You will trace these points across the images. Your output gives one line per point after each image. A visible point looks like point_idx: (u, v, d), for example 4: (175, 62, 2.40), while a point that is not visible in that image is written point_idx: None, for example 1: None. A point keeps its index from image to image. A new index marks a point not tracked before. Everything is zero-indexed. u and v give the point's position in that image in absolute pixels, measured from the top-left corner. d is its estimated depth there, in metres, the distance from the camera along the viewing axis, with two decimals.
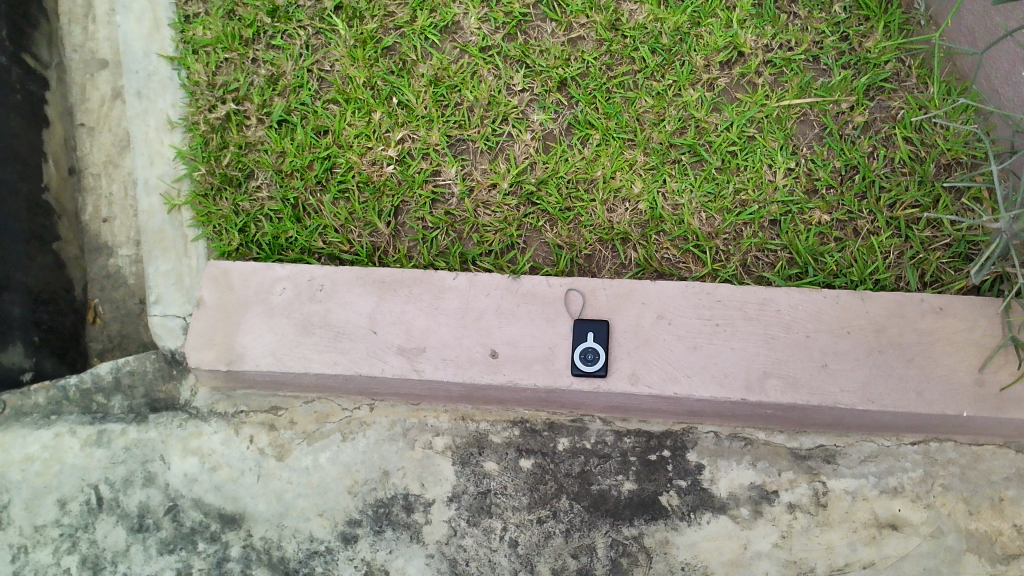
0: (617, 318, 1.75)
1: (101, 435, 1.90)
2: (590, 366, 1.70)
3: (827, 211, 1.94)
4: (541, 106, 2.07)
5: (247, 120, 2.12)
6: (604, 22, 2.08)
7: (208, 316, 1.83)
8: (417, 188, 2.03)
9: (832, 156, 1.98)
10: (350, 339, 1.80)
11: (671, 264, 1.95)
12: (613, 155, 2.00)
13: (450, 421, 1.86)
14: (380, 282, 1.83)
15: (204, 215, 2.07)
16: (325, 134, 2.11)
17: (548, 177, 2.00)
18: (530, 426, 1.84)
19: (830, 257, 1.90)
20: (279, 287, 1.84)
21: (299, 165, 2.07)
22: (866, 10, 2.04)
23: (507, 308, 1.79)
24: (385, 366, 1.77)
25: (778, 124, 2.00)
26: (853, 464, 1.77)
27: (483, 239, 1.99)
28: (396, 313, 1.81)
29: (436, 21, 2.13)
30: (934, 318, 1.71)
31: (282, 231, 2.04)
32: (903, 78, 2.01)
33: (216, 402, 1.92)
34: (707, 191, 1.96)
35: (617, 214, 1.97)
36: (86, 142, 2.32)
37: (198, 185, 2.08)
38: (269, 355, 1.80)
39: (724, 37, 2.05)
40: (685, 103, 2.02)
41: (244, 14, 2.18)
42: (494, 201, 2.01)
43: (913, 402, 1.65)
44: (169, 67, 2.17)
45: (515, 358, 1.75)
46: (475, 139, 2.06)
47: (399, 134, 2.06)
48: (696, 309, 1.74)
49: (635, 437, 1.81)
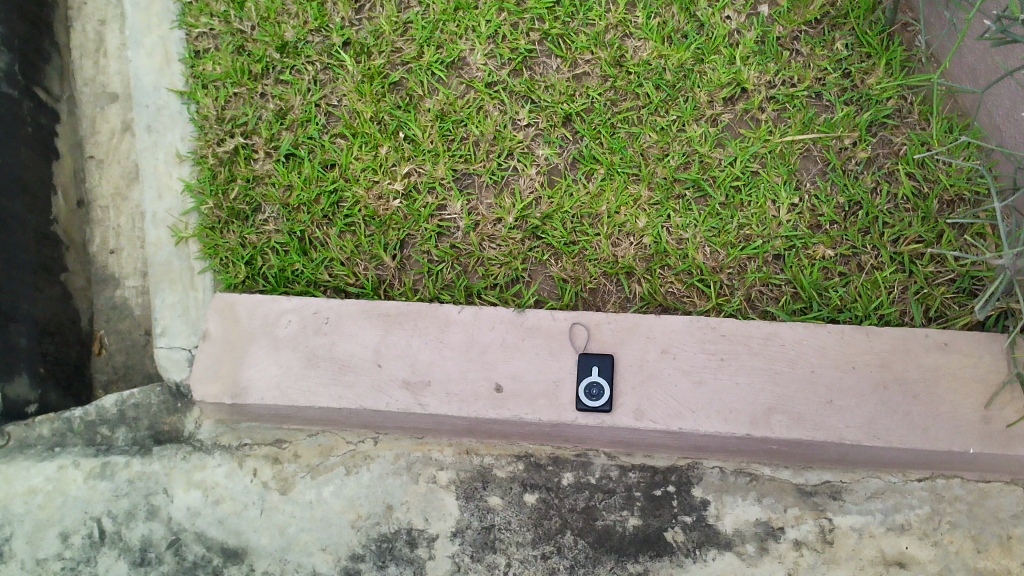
0: (621, 353, 1.75)
1: (104, 468, 1.90)
2: (594, 402, 1.70)
3: (831, 246, 1.94)
4: (546, 141, 2.09)
5: (255, 154, 2.15)
6: (609, 58, 2.11)
7: (213, 348, 1.84)
8: (423, 222, 2.05)
9: (835, 192, 1.99)
10: (355, 371, 1.80)
11: (676, 298, 1.95)
12: (617, 190, 2.01)
13: (454, 455, 1.85)
14: (385, 315, 1.84)
15: (210, 248, 2.09)
16: (332, 168, 2.13)
17: (553, 212, 2.01)
18: (535, 460, 1.83)
19: (835, 291, 1.90)
20: (284, 320, 1.85)
21: (306, 199, 2.09)
22: (868, 47, 2.07)
23: (511, 342, 1.79)
24: (389, 401, 1.77)
25: (781, 159, 2.01)
26: (859, 500, 1.76)
27: (488, 272, 2.00)
28: (401, 346, 1.81)
29: (443, 56, 2.16)
30: (939, 353, 1.70)
31: (288, 264, 2.05)
32: (905, 114, 2.03)
33: (220, 434, 1.92)
34: (710, 226, 1.97)
35: (621, 249, 1.98)
36: (95, 174, 2.35)
37: (205, 219, 2.11)
38: (274, 388, 1.80)
39: (728, 73, 2.08)
40: (689, 138, 2.04)
41: (253, 49, 2.22)
42: (499, 235, 2.02)
43: (920, 438, 1.64)
44: (178, 101, 2.20)
45: (520, 392, 1.75)
46: (480, 173, 2.08)
47: (405, 168, 2.08)
48: (700, 344, 1.75)
49: (640, 472, 1.81)
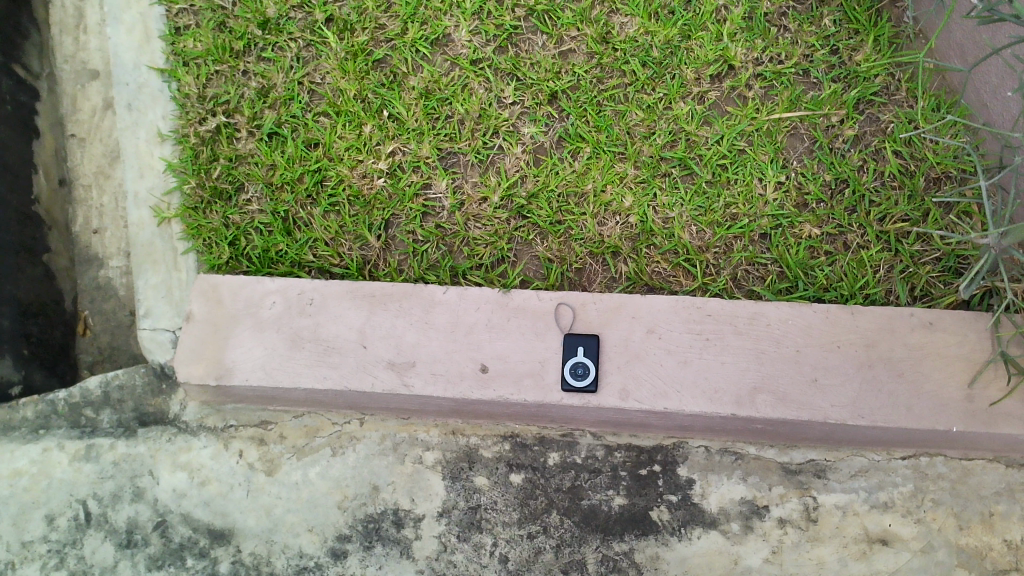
0: (607, 333, 1.75)
1: (89, 450, 1.90)
2: (580, 382, 1.70)
3: (818, 225, 1.92)
4: (531, 119, 2.07)
5: (237, 133, 2.13)
6: (594, 34, 2.09)
7: (197, 330, 1.86)
8: (408, 202, 2.03)
9: (822, 170, 1.96)
10: (339, 353, 1.81)
11: (663, 278, 1.93)
12: (603, 169, 1.99)
13: (440, 435, 1.85)
14: (369, 296, 1.85)
15: (194, 228, 2.07)
16: (316, 147, 2.12)
17: (539, 191, 2.00)
18: (520, 440, 1.83)
19: (821, 270, 1.88)
20: (268, 301, 1.87)
21: (289, 178, 2.07)
22: (856, 24, 2.05)
23: (496, 322, 1.79)
24: (375, 381, 1.77)
25: (768, 137, 1.99)
26: (844, 479, 1.76)
27: (473, 252, 1.98)
28: (386, 327, 1.82)
29: (427, 33, 2.13)
30: (924, 332, 1.70)
31: (272, 244, 2.03)
32: (893, 91, 2.01)
33: (205, 417, 1.92)
34: (697, 205, 1.95)
35: (607, 228, 1.96)
36: (76, 152, 2.32)
37: (188, 199, 2.09)
38: (259, 370, 1.82)
39: (714, 50, 2.05)
40: (676, 116, 2.02)
41: (234, 26, 2.19)
42: (485, 214, 2.00)
43: (903, 417, 1.64)
44: (159, 79, 2.18)
45: (505, 373, 1.75)
46: (466, 151, 2.06)
47: (389, 147, 2.07)
48: (686, 324, 1.74)
49: (626, 451, 1.80)
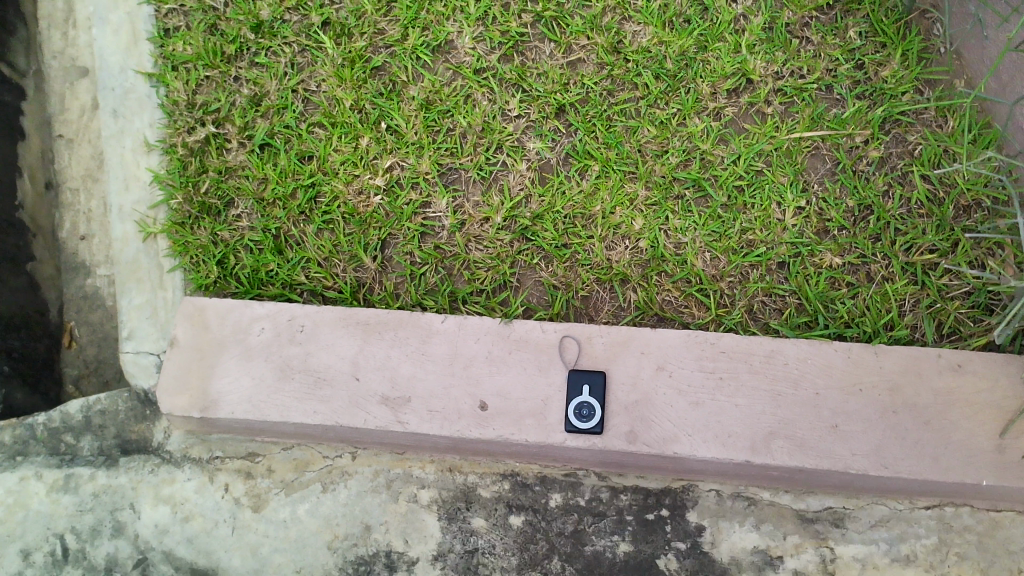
0: (614, 369, 1.65)
1: (68, 480, 1.81)
2: (585, 424, 1.60)
3: (839, 254, 1.79)
4: (537, 133, 1.95)
5: (227, 143, 2.02)
6: (605, 44, 1.97)
7: (181, 356, 1.77)
8: (406, 221, 1.92)
9: (844, 195, 1.84)
10: (331, 385, 1.72)
11: (674, 308, 1.82)
12: (612, 189, 1.88)
13: (437, 473, 1.76)
14: (363, 323, 1.75)
15: (180, 245, 1.96)
16: (310, 160, 2.01)
17: (545, 212, 1.89)
18: (521, 479, 1.75)
19: (842, 303, 1.75)
20: (257, 327, 1.77)
21: (281, 193, 1.96)
22: (883, 36, 1.93)
23: (497, 355, 1.69)
24: (367, 417, 1.68)
25: (788, 158, 1.87)
26: (863, 529, 1.66)
27: (474, 276, 1.88)
28: (380, 358, 1.72)
29: (429, 40, 2.02)
30: (952, 376, 1.59)
31: (262, 264, 1.93)
32: (920, 111, 1.89)
33: (190, 447, 1.83)
34: (711, 230, 1.83)
35: (616, 252, 1.85)
36: (64, 154, 2.21)
37: (175, 213, 1.98)
38: (246, 402, 1.73)
39: (732, 63, 1.94)
40: (690, 134, 1.90)
41: (226, 29, 2.08)
42: (486, 235, 1.89)
43: (929, 469, 1.54)
44: (147, 84, 2.07)
45: (505, 412, 1.65)
46: (468, 167, 1.95)
47: (387, 161, 1.96)
48: (698, 360, 1.64)
49: (632, 494, 1.71)
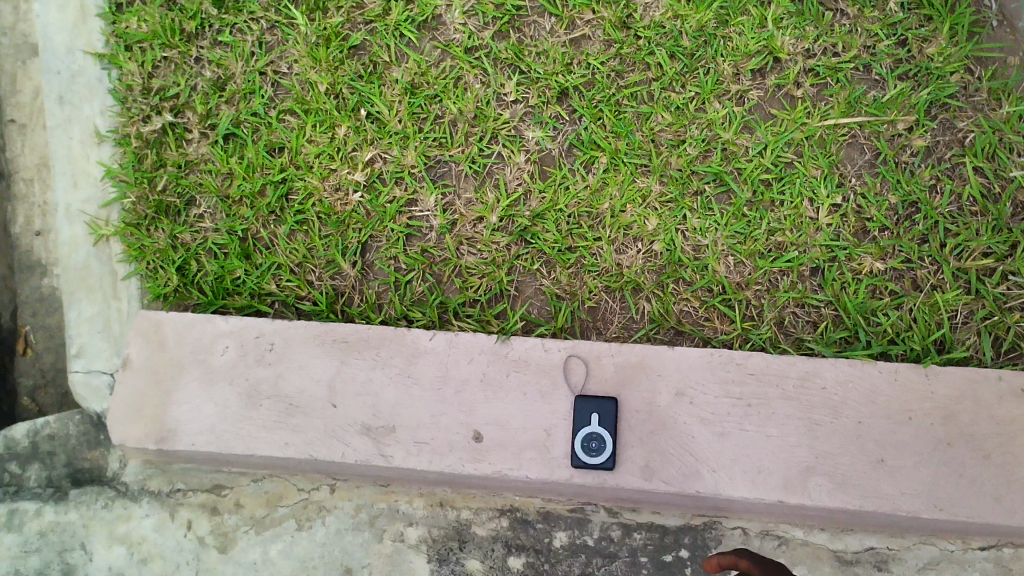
0: (626, 395, 1.45)
1: (12, 517, 1.62)
2: (595, 459, 1.41)
3: (881, 258, 1.58)
4: (536, 121, 1.73)
5: (188, 133, 1.80)
6: (613, 18, 1.73)
7: (135, 380, 1.56)
8: (389, 221, 1.70)
9: (885, 190, 1.62)
10: (304, 413, 1.51)
11: (693, 321, 1.60)
12: (622, 184, 1.66)
13: (426, 508, 1.57)
14: (341, 341, 1.55)
15: (135, 249, 1.74)
16: (281, 152, 1.78)
17: (546, 210, 1.67)
18: (521, 516, 1.55)
19: (885, 315, 1.55)
20: (220, 346, 1.57)
21: (249, 190, 1.74)
22: (929, 8, 1.68)
23: (494, 377, 1.50)
24: (346, 450, 1.48)
25: (821, 148, 1.65)
26: (909, 572, 1.47)
27: (466, 284, 1.66)
28: (360, 382, 1.52)
29: (413, 14, 1.78)
30: (1014, 403, 1.39)
31: (228, 270, 1.71)
32: (971, 93, 1.66)
33: (148, 478, 1.62)
34: (735, 231, 1.62)
35: (626, 257, 1.64)
36: (15, 140, 1.96)
37: (128, 214, 1.76)
38: (208, 432, 1.52)
39: (757, 39, 1.70)
40: (709, 121, 1.68)
41: (185, 3, 1.84)
42: (481, 238, 1.68)
43: (990, 510, 1.35)
44: (97, 66, 1.84)
45: (502, 443, 1.46)
46: (458, 160, 1.72)
47: (367, 153, 1.74)
48: (722, 384, 1.45)
49: (647, 532, 1.52)
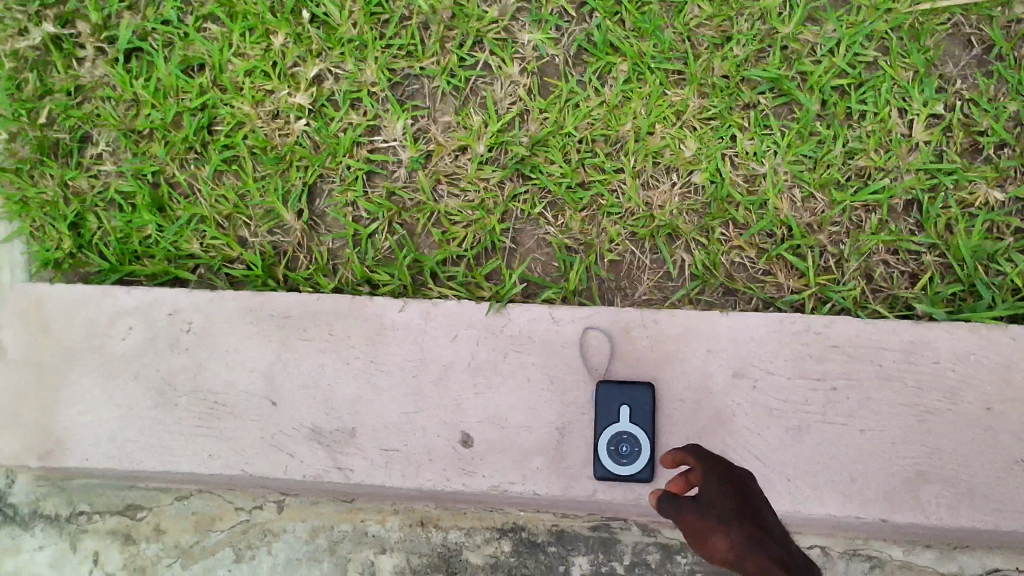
0: (665, 379, 1.08)
1: None
2: (625, 468, 1.04)
3: (998, 185, 1.19)
4: (533, 17, 1.30)
5: (80, 49, 1.37)
6: None
7: (11, 375, 1.18)
8: (343, 155, 1.30)
9: (1001, 94, 1.22)
10: (234, 415, 1.14)
11: (749, 276, 1.21)
12: (649, 98, 1.25)
13: (402, 530, 1.20)
14: (281, 318, 1.15)
15: (16, 201, 1.34)
16: (201, 71, 1.36)
17: (549, 135, 1.26)
18: (528, 537, 1.18)
19: (1010, 260, 1.16)
20: (121, 327, 1.17)
21: (160, 121, 1.33)
22: None
23: (487, 360, 1.11)
24: (291, 464, 1.12)
25: (914, 41, 1.24)
26: None
27: (448, 236, 1.26)
28: (308, 371, 1.13)
29: None
30: None
31: (136, 227, 1.31)
32: None
33: (42, 499, 1.25)
34: (801, 155, 1.22)
35: (657, 194, 1.24)
36: None
37: (5, 157, 1.35)
38: (108, 443, 1.15)
39: None
40: (764, 10, 1.26)
41: None
42: (465, 174, 1.27)
43: None
44: None
45: (498, 448, 1.09)
46: (432, 73, 1.31)
47: (313, 68, 1.32)
48: (797, 362, 1.07)
49: (693, 555, 1.16)
